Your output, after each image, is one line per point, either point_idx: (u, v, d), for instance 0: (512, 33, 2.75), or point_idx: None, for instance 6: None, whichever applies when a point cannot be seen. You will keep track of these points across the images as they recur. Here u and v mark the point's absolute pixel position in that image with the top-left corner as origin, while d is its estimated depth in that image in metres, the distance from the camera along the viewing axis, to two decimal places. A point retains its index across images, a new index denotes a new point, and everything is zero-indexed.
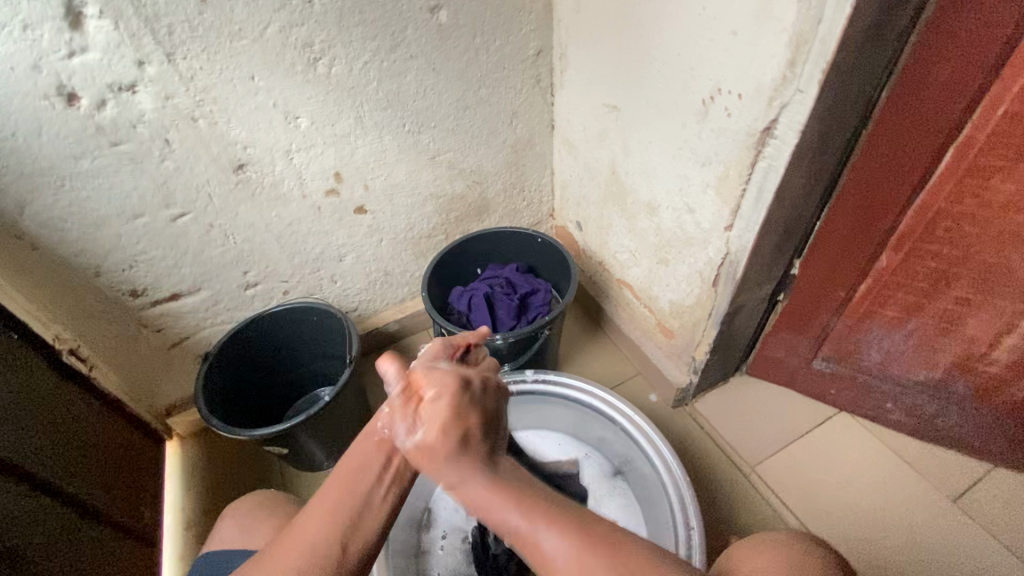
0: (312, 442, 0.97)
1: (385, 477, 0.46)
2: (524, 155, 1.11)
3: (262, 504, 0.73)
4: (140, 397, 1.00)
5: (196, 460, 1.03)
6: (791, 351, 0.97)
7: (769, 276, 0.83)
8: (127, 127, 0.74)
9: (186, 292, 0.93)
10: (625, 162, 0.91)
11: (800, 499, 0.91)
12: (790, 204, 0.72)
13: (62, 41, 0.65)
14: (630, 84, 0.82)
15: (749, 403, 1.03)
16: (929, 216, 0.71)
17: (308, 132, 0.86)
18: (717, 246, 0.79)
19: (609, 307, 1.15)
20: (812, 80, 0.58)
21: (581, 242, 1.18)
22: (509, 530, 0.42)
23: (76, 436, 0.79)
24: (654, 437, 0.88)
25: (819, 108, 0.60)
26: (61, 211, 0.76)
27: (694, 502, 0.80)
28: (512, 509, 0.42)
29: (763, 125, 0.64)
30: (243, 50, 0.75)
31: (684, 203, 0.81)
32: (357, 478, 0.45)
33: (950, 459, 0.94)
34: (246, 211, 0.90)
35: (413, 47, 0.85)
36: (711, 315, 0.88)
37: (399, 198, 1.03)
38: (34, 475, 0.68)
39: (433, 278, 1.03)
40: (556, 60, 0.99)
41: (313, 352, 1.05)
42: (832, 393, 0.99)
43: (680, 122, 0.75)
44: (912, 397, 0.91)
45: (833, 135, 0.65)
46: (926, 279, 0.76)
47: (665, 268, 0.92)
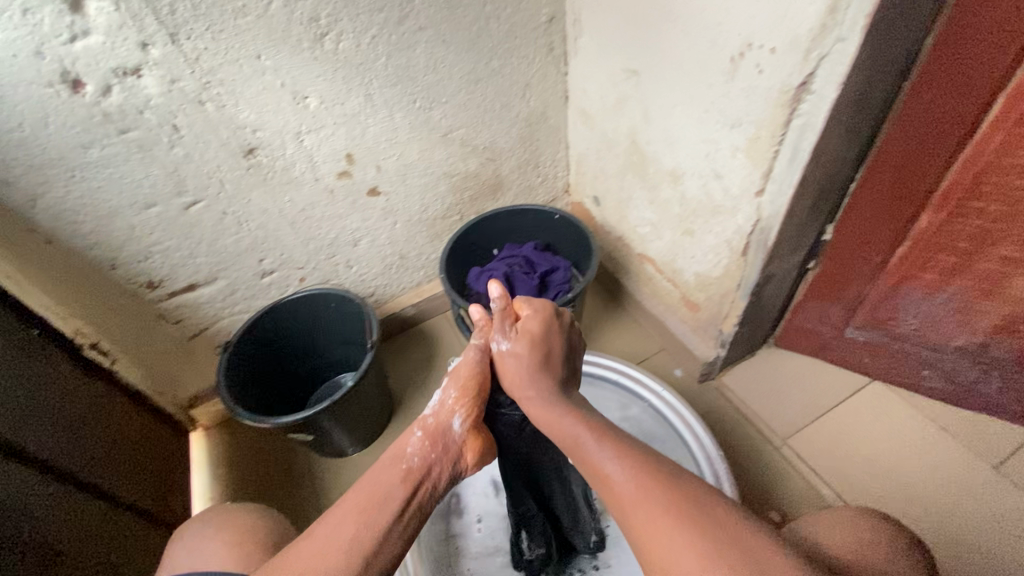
0: (336, 427, 0.96)
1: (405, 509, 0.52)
2: (538, 129, 1.07)
3: (219, 513, 0.65)
4: (163, 390, 0.99)
5: (222, 452, 1.06)
6: (823, 320, 0.94)
7: (801, 242, 0.80)
8: (134, 113, 0.72)
9: (203, 282, 0.92)
10: (646, 130, 0.88)
11: (834, 471, 0.90)
12: (826, 165, 0.68)
13: (63, 24, 0.63)
14: (651, 45, 0.78)
15: (779, 375, 1.01)
16: (974, 172, 0.67)
17: (318, 112, 0.84)
18: (746, 213, 0.76)
19: (630, 283, 1.13)
20: (854, 28, 0.54)
21: (598, 217, 1.15)
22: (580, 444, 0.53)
23: (100, 429, 0.79)
24: (684, 413, 0.87)
25: (861, 58, 0.57)
26: (73, 203, 0.75)
27: (729, 474, 0.79)
28: (593, 433, 0.53)
29: (799, 81, 0.61)
30: (248, 27, 0.72)
31: (711, 170, 0.78)
32: (381, 504, 0.51)
33: (990, 426, 0.91)
34: (258, 197, 0.88)
35: (421, 18, 0.82)
36: (740, 286, 0.85)
37: (413, 178, 1.00)
38: (64, 470, 0.68)
39: (450, 259, 1.01)
40: (570, 27, 0.95)
41: (332, 338, 1.04)
42: (866, 362, 0.96)
43: (706, 83, 0.72)
44: (951, 364, 0.88)
45: (874, 87, 0.62)
46: (969, 239, 0.73)
47: (690, 239, 0.90)
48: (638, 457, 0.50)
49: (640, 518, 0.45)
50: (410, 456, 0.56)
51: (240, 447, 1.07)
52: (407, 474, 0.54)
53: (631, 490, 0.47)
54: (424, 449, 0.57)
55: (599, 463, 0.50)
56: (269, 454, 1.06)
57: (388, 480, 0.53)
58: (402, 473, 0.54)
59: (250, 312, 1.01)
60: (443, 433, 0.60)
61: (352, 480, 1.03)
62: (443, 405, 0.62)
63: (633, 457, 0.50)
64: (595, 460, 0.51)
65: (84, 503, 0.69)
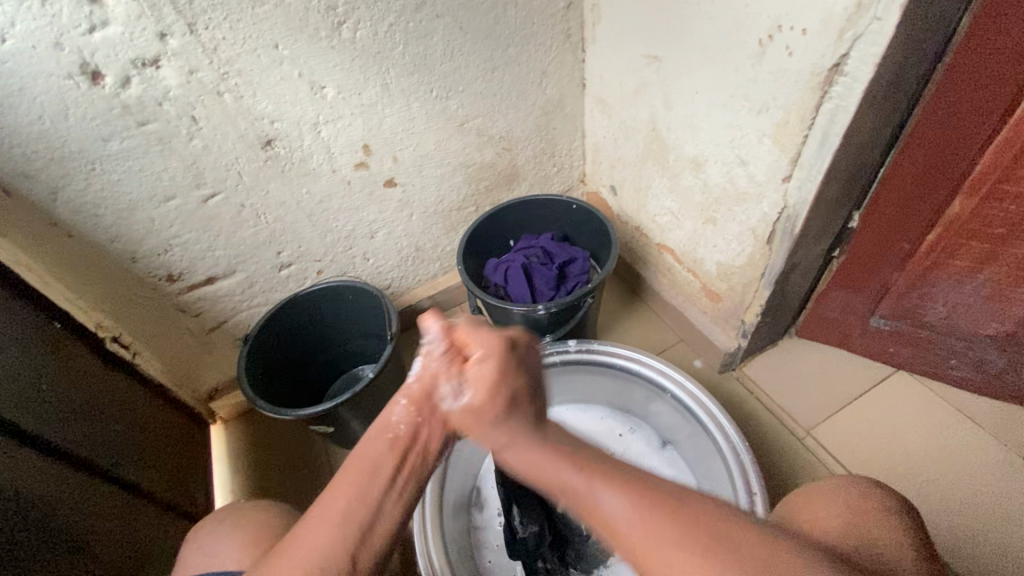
0: (355, 419, 0.96)
1: (397, 477, 0.47)
2: (554, 118, 1.06)
3: (233, 511, 0.65)
4: (183, 382, 1.00)
5: (243, 443, 1.06)
6: (847, 309, 0.92)
7: (827, 229, 0.79)
8: (153, 105, 0.72)
9: (221, 275, 0.92)
10: (667, 117, 0.86)
11: (858, 462, 0.88)
12: (856, 150, 0.67)
13: (82, 15, 0.62)
14: (674, 30, 0.76)
15: (801, 365, 0.99)
16: (1012, 154, 0.65)
17: (335, 102, 0.83)
18: (773, 200, 0.75)
19: (648, 273, 1.11)
20: (892, 6, 0.53)
21: (616, 207, 1.13)
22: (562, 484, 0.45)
23: (122, 420, 0.79)
24: (710, 404, 0.84)
25: (898, 37, 0.55)
26: (94, 196, 0.75)
27: (756, 467, 0.77)
28: (576, 464, 0.45)
29: (832, 62, 0.59)
30: (266, 16, 0.71)
31: (736, 156, 0.77)
32: (368, 477, 0.46)
33: (1019, 416, 0.89)
34: (276, 188, 0.87)
35: (439, 5, 0.81)
36: (764, 274, 0.84)
37: (429, 169, 0.99)
38: (90, 463, 0.69)
39: (467, 251, 1.00)
40: (587, 13, 0.93)
41: (350, 330, 1.03)
42: (891, 352, 0.94)
43: (732, 67, 0.70)
44: (980, 353, 0.86)
45: (909, 68, 0.60)
46: (1003, 225, 0.71)
47: (712, 228, 0.88)
48: (632, 480, 0.43)
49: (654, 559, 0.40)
50: (396, 423, 0.50)
51: (259, 439, 1.07)
52: (395, 442, 0.49)
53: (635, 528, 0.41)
54: (410, 416, 0.51)
55: (589, 500, 0.43)
56: (286, 446, 1.06)
57: (377, 450, 0.48)
58: (389, 444, 0.49)
59: (268, 304, 1.01)
60: (432, 398, 0.53)
61: None
62: (426, 368, 0.55)
63: (628, 482, 0.43)
64: (584, 496, 0.43)
65: (108, 493, 0.69)
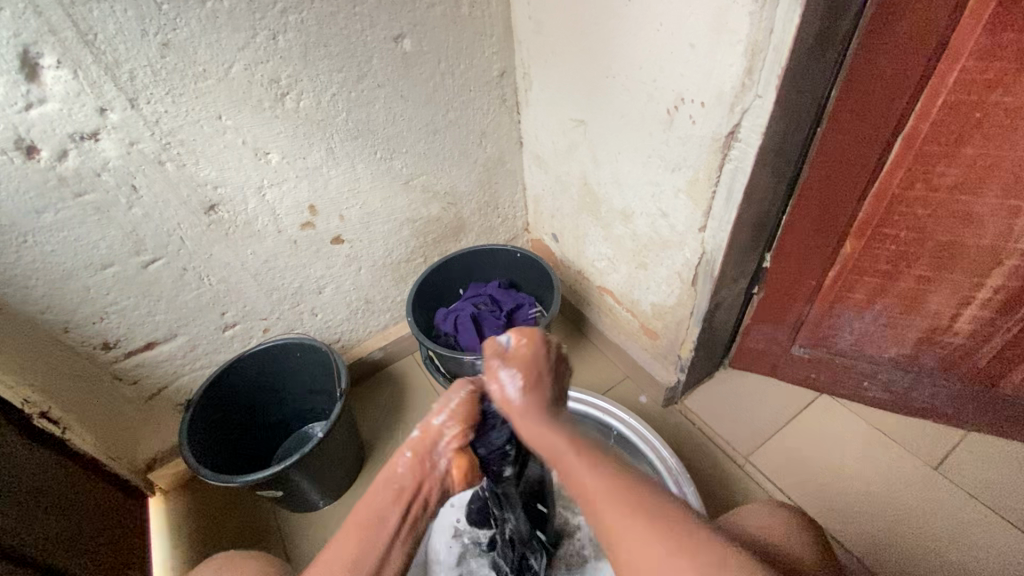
0: (306, 480, 0.93)
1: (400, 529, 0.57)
2: (496, 173, 1.12)
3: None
4: (118, 454, 0.94)
5: (183, 515, 1.01)
6: (771, 341, 1.01)
7: (744, 270, 0.87)
8: (91, 176, 0.72)
9: (162, 339, 0.91)
10: (596, 173, 0.94)
11: (795, 483, 0.94)
12: (758, 203, 0.76)
13: (17, 94, 0.63)
14: (595, 100, 0.85)
15: (736, 394, 1.06)
16: (886, 202, 0.76)
17: (279, 166, 0.85)
18: (692, 247, 0.82)
19: (592, 314, 1.17)
20: (769, 85, 0.62)
21: (558, 253, 1.20)
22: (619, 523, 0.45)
23: (56, 506, 0.75)
24: (651, 439, 0.89)
25: (778, 111, 0.64)
26: (25, 268, 0.73)
27: (696, 493, 0.82)
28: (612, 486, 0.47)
29: (727, 131, 0.67)
30: (209, 91, 0.74)
31: (658, 209, 0.85)
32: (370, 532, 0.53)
33: (927, 427, 1.00)
34: (220, 251, 0.88)
35: (379, 76, 0.86)
36: (693, 314, 0.91)
37: (376, 225, 1.02)
38: (10, 549, 0.63)
39: (417, 301, 1.04)
40: (520, 80, 1.02)
41: (301, 387, 1.04)
42: (812, 377, 1.03)
43: (647, 132, 0.79)
44: (886, 373, 0.96)
45: (791, 136, 0.69)
46: (888, 262, 0.82)
47: (644, 272, 0.95)
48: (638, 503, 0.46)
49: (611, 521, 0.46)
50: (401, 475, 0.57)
51: (206, 513, 1.02)
52: (400, 494, 0.56)
53: (614, 513, 0.46)
54: (413, 469, 0.57)
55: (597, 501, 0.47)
56: (238, 517, 1.02)
57: (379, 506, 0.55)
58: (394, 495, 0.56)
59: (212, 366, 0.99)
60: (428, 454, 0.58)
61: (322, 534, 0.99)
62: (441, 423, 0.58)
63: (626, 486, 0.47)
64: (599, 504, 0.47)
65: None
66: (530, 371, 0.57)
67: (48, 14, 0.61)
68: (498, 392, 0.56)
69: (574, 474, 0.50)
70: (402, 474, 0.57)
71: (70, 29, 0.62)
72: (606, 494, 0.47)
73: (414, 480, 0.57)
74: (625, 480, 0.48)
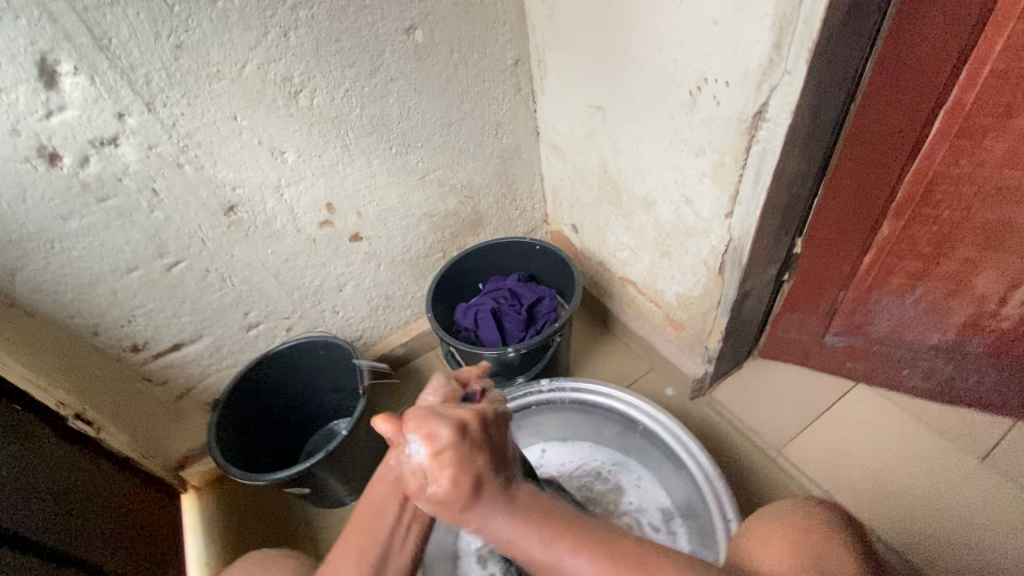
0: (333, 478, 0.94)
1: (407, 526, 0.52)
2: (512, 164, 1.10)
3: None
4: (149, 453, 0.97)
5: (216, 510, 1.04)
6: (803, 330, 0.97)
7: (774, 257, 0.83)
8: (113, 181, 0.73)
9: (188, 340, 0.92)
10: (615, 160, 0.91)
11: (831, 476, 0.91)
12: (788, 187, 0.72)
13: (38, 102, 0.64)
14: (613, 84, 0.82)
15: (766, 385, 1.03)
16: (927, 180, 0.72)
17: (296, 165, 0.85)
18: (719, 234, 0.79)
19: (614, 305, 1.15)
20: (799, 60, 0.58)
21: (578, 243, 1.18)
22: None
23: (94, 506, 0.77)
24: (680, 435, 0.87)
25: (809, 88, 0.60)
26: (54, 273, 0.74)
27: (726, 487, 0.80)
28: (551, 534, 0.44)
29: (755, 110, 0.64)
30: (223, 91, 0.74)
31: (682, 196, 0.81)
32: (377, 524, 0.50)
33: (973, 417, 0.94)
34: (241, 252, 0.88)
35: (392, 70, 0.85)
36: (720, 303, 0.88)
37: (393, 221, 1.02)
38: (51, 549, 0.64)
39: (437, 297, 1.03)
40: (535, 68, 0.99)
41: (324, 385, 1.04)
42: (847, 366, 0.99)
43: (668, 114, 0.76)
44: (927, 361, 0.92)
45: (824, 114, 0.66)
46: (930, 244, 0.77)
47: (668, 261, 0.93)
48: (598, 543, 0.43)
49: None
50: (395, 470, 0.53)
51: (238, 508, 1.04)
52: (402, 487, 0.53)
53: None
54: (410, 465, 0.54)
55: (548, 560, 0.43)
56: (268, 512, 1.03)
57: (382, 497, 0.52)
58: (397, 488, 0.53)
59: (238, 365, 1.00)
60: None
61: None
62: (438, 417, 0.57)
63: (600, 546, 0.43)
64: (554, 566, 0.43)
65: None
66: (462, 451, 0.46)
67: (63, 20, 0.61)
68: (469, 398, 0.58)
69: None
70: (400, 470, 0.54)
71: (85, 35, 0.63)
72: (584, 563, 0.42)
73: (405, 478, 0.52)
74: (610, 560, 0.42)
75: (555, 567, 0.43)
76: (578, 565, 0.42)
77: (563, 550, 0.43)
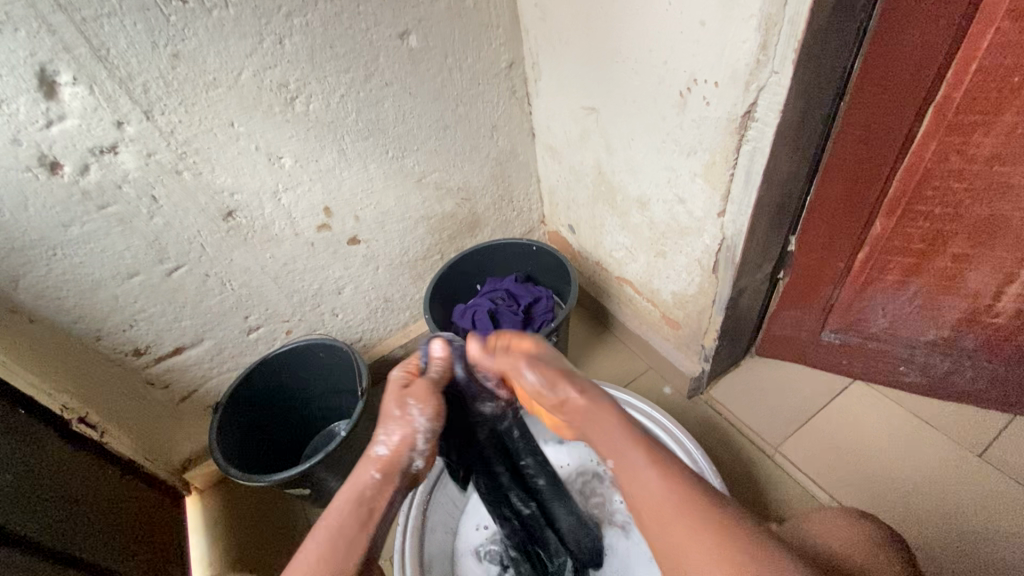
0: (333, 479, 0.95)
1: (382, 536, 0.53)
2: (509, 166, 1.11)
3: None
4: (153, 455, 0.98)
5: (219, 512, 1.05)
6: (799, 327, 0.98)
7: (768, 255, 0.84)
8: (113, 188, 0.74)
9: (189, 344, 0.93)
10: (609, 161, 0.92)
11: (828, 473, 0.91)
12: (779, 185, 0.72)
13: (38, 112, 0.65)
14: (606, 87, 0.83)
15: (764, 382, 1.03)
16: (918, 177, 0.72)
17: (293, 170, 0.86)
18: (712, 233, 0.80)
19: (611, 305, 1.15)
20: (785, 60, 0.58)
21: (575, 244, 1.18)
22: (656, 520, 0.46)
23: (98, 508, 0.78)
24: (678, 434, 0.87)
25: (797, 87, 0.61)
26: (56, 279, 0.76)
27: (720, 479, 0.81)
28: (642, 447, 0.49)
29: (744, 110, 0.65)
30: (220, 98, 0.75)
31: (675, 195, 0.82)
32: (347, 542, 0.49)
33: (971, 413, 0.94)
34: (240, 256, 0.90)
35: (387, 74, 0.86)
36: (715, 302, 0.88)
37: (391, 224, 1.03)
38: (56, 550, 0.66)
39: (435, 298, 1.04)
40: (529, 70, 1.00)
41: (325, 387, 1.05)
42: (844, 363, 0.99)
43: (660, 115, 0.76)
44: (924, 357, 0.92)
45: (813, 112, 0.66)
46: (923, 240, 0.78)
47: (663, 260, 0.93)
48: (673, 465, 0.48)
49: (663, 527, 0.45)
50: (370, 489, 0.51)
51: (241, 511, 1.05)
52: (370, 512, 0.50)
53: (658, 493, 0.46)
54: (381, 480, 0.52)
55: (630, 467, 0.48)
56: (271, 514, 1.04)
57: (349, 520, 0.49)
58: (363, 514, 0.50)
59: (239, 368, 1.02)
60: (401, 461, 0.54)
61: None
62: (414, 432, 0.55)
63: (675, 470, 0.48)
64: (631, 466, 0.48)
65: None
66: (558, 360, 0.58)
67: (62, 31, 0.62)
68: (530, 381, 0.56)
69: (631, 476, 0.48)
70: (369, 492, 0.51)
71: (83, 46, 0.64)
72: (656, 475, 0.47)
73: (381, 496, 0.51)
74: (685, 481, 0.47)
75: (630, 467, 0.48)
76: (645, 470, 0.48)
77: (644, 461, 0.48)
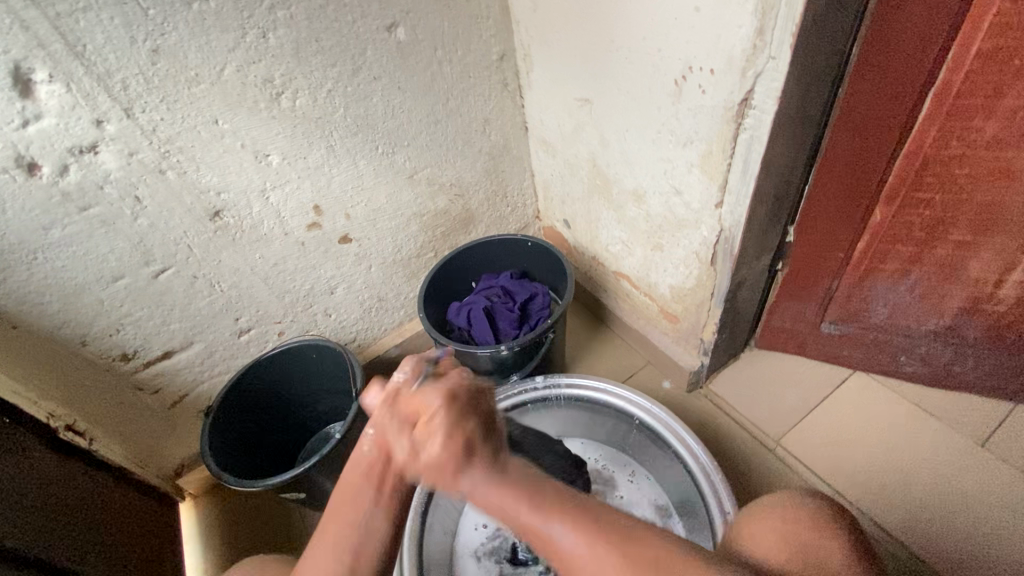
0: (329, 482, 0.93)
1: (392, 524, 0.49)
2: (502, 161, 1.09)
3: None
4: (145, 462, 0.96)
5: (214, 518, 1.03)
6: (799, 319, 0.97)
7: (767, 246, 0.83)
8: (94, 190, 0.72)
9: (178, 347, 0.91)
10: (604, 154, 0.90)
11: (830, 466, 0.90)
12: (778, 174, 0.71)
13: (13, 111, 0.63)
14: (599, 78, 0.81)
15: (764, 375, 1.02)
16: (918, 164, 0.71)
17: (281, 168, 0.84)
18: (709, 224, 0.78)
19: (608, 300, 1.14)
20: (783, 45, 0.57)
21: (571, 239, 1.17)
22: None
23: (89, 515, 0.76)
24: (678, 430, 0.86)
25: (795, 73, 0.59)
26: (38, 284, 0.74)
27: (721, 476, 0.80)
28: (547, 509, 0.42)
29: (741, 97, 0.63)
30: (203, 95, 0.73)
31: (671, 187, 0.81)
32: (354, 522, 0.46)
33: (972, 402, 0.94)
34: (228, 257, 0.88)
35: (375, 68, 0.84)
36: (714, 295, 0.87)
37: (383, 222, 1.01)
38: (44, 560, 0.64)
39: (429, 295, 1.02)
40: (520, 62, 0.98)
41: (319, 388, 1.04)
42: (844, 354, 0.98)
43: (655, 105, 0.75)
44: (925, 346, 0.91)
45: (812, 97, 0.65)
46: (923, 228, 0.77)
47: (660, 253, 0.92)
48: (590, 514, 0.43)
49: None
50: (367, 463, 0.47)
51: (236, 516, 1.03)
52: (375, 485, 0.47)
53: (583, 556, 0.41)
54: (380, 459, 0.48)
55: (545, 537, 0.42)
56: (267, 518, 1.03)
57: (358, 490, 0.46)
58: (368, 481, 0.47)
59: (231, 371, 1.00)
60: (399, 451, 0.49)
61: None
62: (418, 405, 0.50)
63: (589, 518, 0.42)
64: (543, 536, 0.42)
65: None
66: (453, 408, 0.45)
67: (35, 27, 0.60)
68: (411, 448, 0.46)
69: (550, 547, 0.42)
70: (370, 464, 0.48)
71: (58, 42, 0.62)
72: (574, 537, 0.41)
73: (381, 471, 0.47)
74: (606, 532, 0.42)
75: (545, 536, 0.42)
76: (560, 534, 0.41)
77: (557, 524, 0.42)
